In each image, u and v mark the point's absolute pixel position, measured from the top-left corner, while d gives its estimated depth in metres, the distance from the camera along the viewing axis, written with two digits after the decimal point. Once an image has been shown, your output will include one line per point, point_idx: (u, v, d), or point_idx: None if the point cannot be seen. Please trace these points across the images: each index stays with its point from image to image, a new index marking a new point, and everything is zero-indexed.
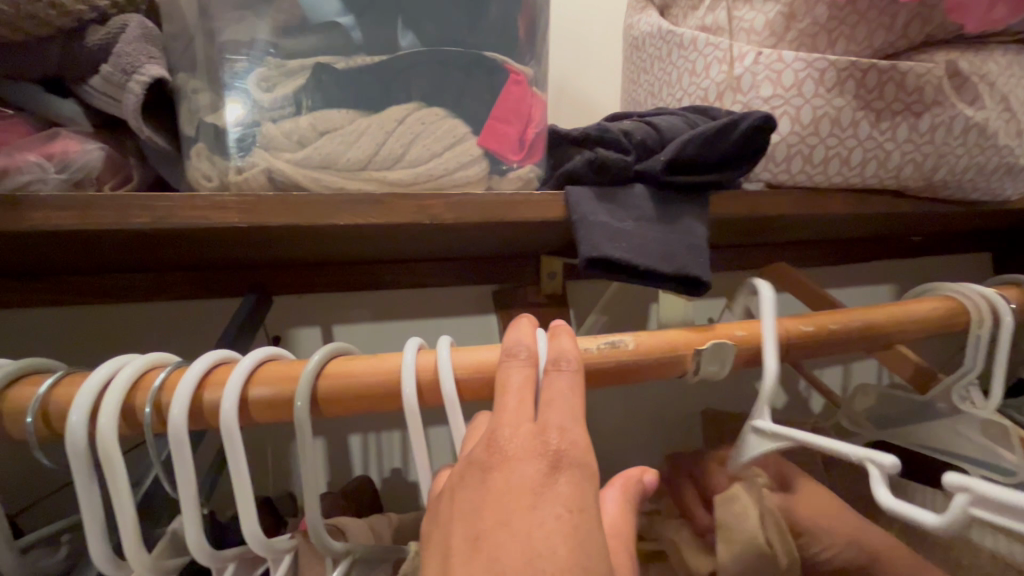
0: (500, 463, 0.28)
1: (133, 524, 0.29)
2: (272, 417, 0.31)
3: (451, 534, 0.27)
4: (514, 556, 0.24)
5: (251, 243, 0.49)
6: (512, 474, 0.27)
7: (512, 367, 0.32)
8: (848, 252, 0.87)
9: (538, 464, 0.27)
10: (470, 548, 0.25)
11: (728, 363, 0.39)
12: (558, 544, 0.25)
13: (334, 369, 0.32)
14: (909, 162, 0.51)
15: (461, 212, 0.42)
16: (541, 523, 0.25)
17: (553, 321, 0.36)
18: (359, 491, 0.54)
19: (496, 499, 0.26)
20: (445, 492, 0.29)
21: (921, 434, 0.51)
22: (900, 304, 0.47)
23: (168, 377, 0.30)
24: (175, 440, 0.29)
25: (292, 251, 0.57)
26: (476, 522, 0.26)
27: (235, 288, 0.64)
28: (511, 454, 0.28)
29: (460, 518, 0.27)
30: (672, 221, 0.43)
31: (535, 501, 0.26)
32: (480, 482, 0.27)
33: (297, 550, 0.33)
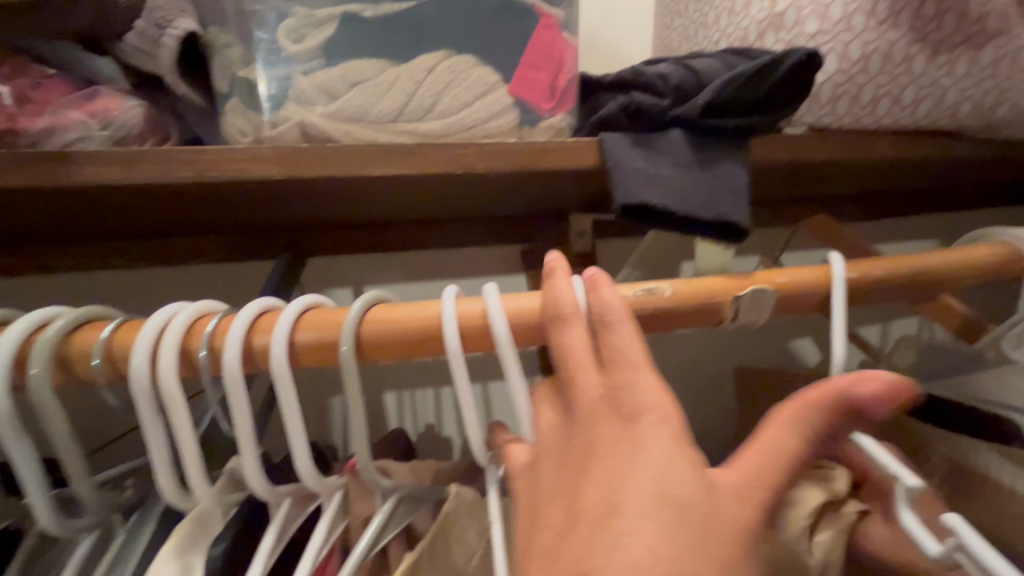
0: (582, 425, 0.29)
1: (198, 458, 0.30)
2: (319, 361, 0.32)
3: (545, 494, 0.28)
4: (595, 497, 0.25)
5: (286, 202, 0.50)
6: (591, 432, 0.28)
7: (566, 330, 0.32)
8: (892, 205, 0.83)
9: (611, 415, 0.28)
10: (557, 500, 0.27)
11: (768, 311, 0.38)
12: (639, 481, 0.24)
13: (375, 316, 0.33)
14: (966, 100, 0.48)
15: (494, 161, 0.41)
16: (618, 465, 0.25)
17: (589, 269, 0.34)
18: (399, 442, 0.56)
19: (579, 456, 0.28)
20: (540, 461, 0.30)
21: (967, 385, 0.49)
22: (952, 250, 0.46)
23: (219, 324, 0.31)
24: (232, 382, 0.30)
25: (324, 212, 0.58)
26: (565, 477, 0.28)
27: (270, 250, 0.65)
28: (587, 415, 0.29)
29: (551, 478, 0.29)
30: (709, 166, 0.42)
31: (612, 449, 0.26)
32: (567, 446, 0.29)
33: (347, 488, 0.35)
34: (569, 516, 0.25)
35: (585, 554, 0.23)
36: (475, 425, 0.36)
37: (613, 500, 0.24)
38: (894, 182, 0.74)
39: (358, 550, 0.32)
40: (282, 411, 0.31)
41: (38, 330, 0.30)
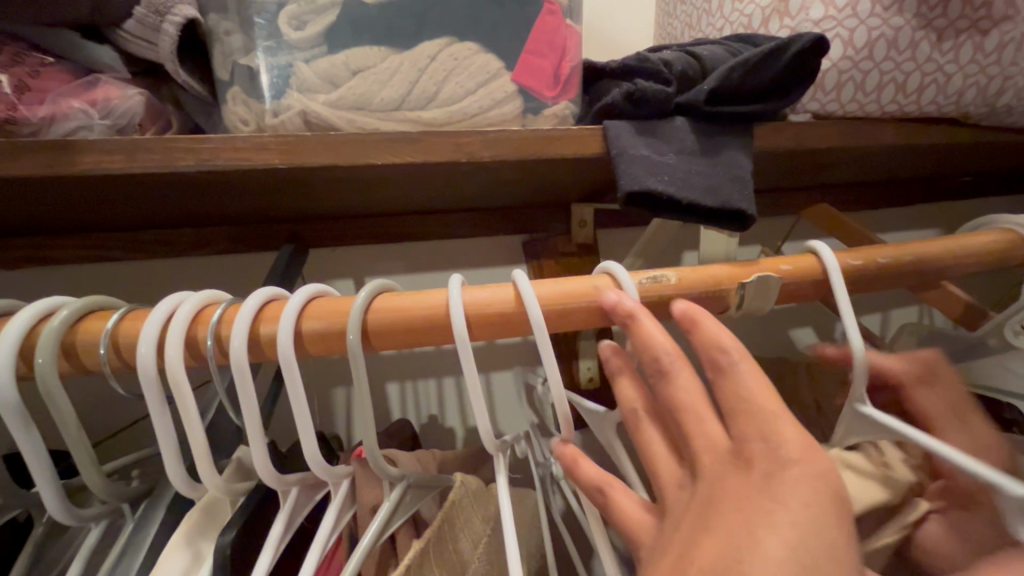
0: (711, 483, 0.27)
1: (206, 448, 0.30)
2: (325, 350, 0.32)
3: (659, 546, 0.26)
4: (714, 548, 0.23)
5: (288, 192, 0.50)
6: (722, 487, 0.26)
7: (678, 378, 0.31)
8: (893, 194, 0.83)
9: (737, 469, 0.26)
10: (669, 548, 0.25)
11: (773, 298, 0.39)
12: (772, 539, 0.22)
13: (382, 304, 0.33)
14: (971, 86, 0.47)
15: (498, 149, 0.41)
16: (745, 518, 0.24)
17: (676, 304, 0.32)
18: (403, 432, 0.56)
19: (704, 511, 0.26)
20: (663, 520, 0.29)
21: (968, 372, 0.49)
22: (955, 238, 0.45)
23: (225, 312, 0.31)
24: (237, 371, 0.30)
25: (326, 203, 0.58)
26: (682, 525, 0.26)
27: (272, 241, 0.65)
28: (720, 471, 0.27)
29: (669, 532, 0.26)
30: (714, 153, 0.42)
31: (739, 501, 0.25)
32: (693, 501, 0.27)
33: (355, 475, 0.35)
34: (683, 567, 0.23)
35: None
36: (482, 413, 0.36)
37: (738, 554, 0.22)
38: (895, 170, 0.74)
39: (364, 541, 0.32)
40: (290, 400, 0.31)
41: (43, 320, 0.29)
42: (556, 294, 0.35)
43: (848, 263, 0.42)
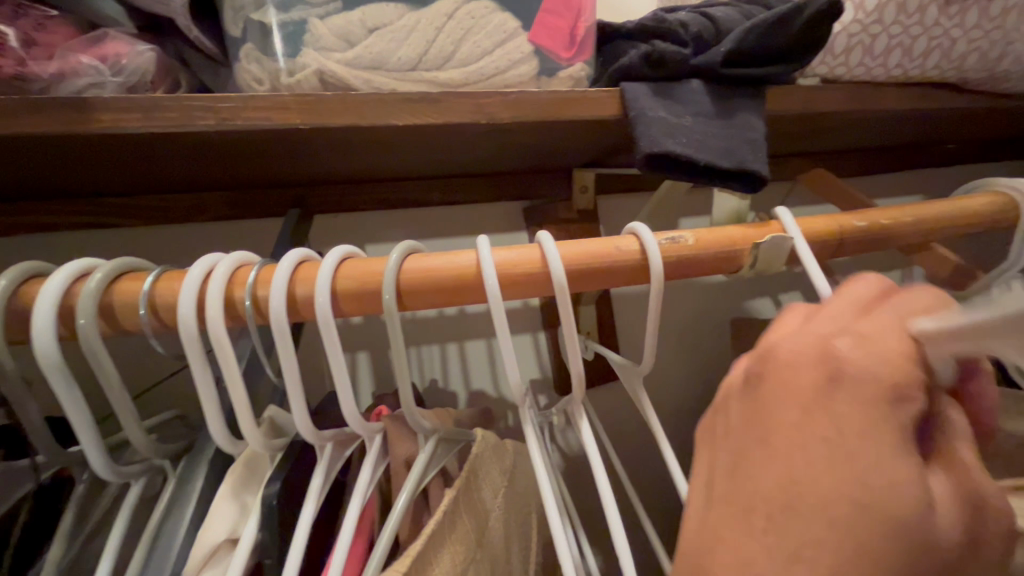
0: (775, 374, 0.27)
1: (248, 407, 0.31)
2: (360, 309, 0.33)
3: (716, 456, 0.29)
4: (770, 479, 0.25)
5: (296, 155, 0.49)
6: (783, 391, 0.26)
7: (859, 286, 0.30)
8: (883, 160, 0.84)
9: (818, 370, 0.26)
10: (729, 464, 0.27)
11: (784, 258, 0.40)
12: (817, 457, 0.24)
13: (413, 265, 0.33)
14: (974, 51, 0.49)
15: (517, 111, 0.41)
16: (811, 451, 0.24)
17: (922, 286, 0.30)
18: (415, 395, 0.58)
19: (759, 417, 0.27)
20: (723, 413, 0.30)
21: None
22: (954, 200, 0.48)
23: (260, 273, 0.31)
24: (279, 330, 0.30)
25: (332, 167, 0.57)
26: (740, 432, 0.28)
27: (274, 207, 0.64)
28: (787, 368, 0.27)
29: (731, 432, 0.28)
30: (729, 116, 0.42)
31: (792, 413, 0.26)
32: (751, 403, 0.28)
33: (386, 432, 0.36)
34: (737, 500, 0.26)
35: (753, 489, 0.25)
36: (512, 370, 0.37)
37: (772, 464, 0.25)
38: (887, 137, 0.76)
39: (403, 497, 0.33)
40: (328, 359, 0.32)
41: (77, 281, 0.29)
42: (581, 254, 0.36)
43: (854, 225, 0.43)
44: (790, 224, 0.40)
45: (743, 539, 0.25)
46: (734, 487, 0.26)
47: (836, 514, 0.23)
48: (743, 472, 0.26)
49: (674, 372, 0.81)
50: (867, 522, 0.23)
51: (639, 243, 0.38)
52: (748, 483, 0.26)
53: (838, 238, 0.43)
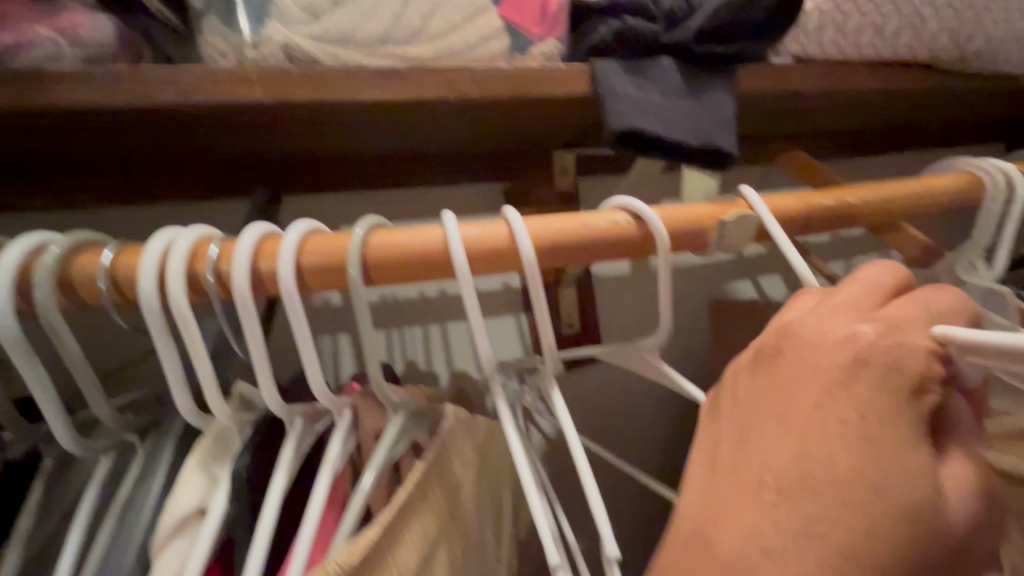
0: (794, 354, 0.28)
1: (214, 381, 0.31)
2: (327, 285, 0.33)
3: (721, 431, 0.29)
4: (782, 456, 0.26)
5: (267, 132, 0.48)
6: (804, 373, 0.27)
7: (875, 271, 0.30)
8: (863, 143, 0.85)
9: (845, 351, 0.26)
10: (736, 441, 0.28)
11: (751, 235, 0.41)
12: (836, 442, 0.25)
13: (379, 240, 0.34)
14: (944, 31, 0.49)
15: (487, 88, 0.41)
16: (829, 432, 0.25)
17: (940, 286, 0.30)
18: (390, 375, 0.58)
19: (777, 396, 0.27)
20: (728, 387, 0.30)
21: None
22: (920, 179, 0.48)
23: (222, 248, 0.31)
24: (243, 304, 0.30)
25: (306, 146, 0.56)
26: (753, 409, 0.28)
27: (244, 186, 0.63)
28: (811, 349, 0.27)
29: (740, 409, 0.28)
30: (699, 94, 0.42)
31: (811, 395, 0.26)
32: (767, 382, 0.28)
33: (355, 407, 0.36)
34: (741, 469, 0.26)
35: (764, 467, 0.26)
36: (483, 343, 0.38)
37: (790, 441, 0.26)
38: (866, 119, 0.76)
39: (373, 467, 0.34)
40: (294, 333, 0.32)
41: (34, 256, 0.29)
42: (550, 231, 0.37)
43: (821, 203, 0.43)
44: (755, 201, 0.40)
45: (745, 507, 0.25)
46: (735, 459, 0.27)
47: (839, 494, 0.24)
48: (747, 443, 0.27)
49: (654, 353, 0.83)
50: (876, 505, 0.24)
51: (607, 220, 0.38)
52: (754, 456, 0.26)
53: (804, 216, 0.43)
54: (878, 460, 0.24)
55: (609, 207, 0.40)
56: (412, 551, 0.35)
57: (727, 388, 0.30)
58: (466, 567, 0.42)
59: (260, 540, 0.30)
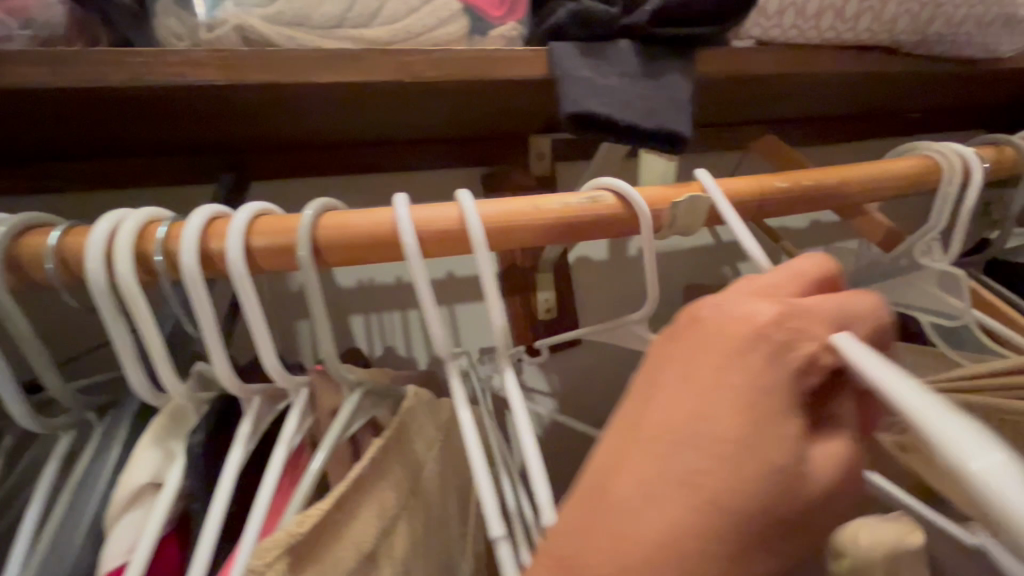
0: (723, 321, 0.26)
1: (165, 358, 0.32)
2: (279, 265, 0.34)
3: (640, 409, 0.26)
4: (701, 437, 0.24)
5: (233, 116, 0.49)
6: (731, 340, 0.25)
7: (802, 264, 0.31)
8: (842, 128, 0.85)
9: (770, 326, 0.25)
10: (658, 423, 0.25)
11: (704, 218, 0.41)
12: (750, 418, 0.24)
13: (330, 221, 0.34)
14: (905, 14, 0.49)
15: (444, 71, 0.41)
16: (748, 407, 0.24)
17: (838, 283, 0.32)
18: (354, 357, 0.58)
19: (702, 367, 0.25)
20: (651, 361, 0.27)
21: (893, 291, 0.54)
22: (878, 163, 0.49)
23: (171, 228, 0.32)
24: (191, 282, 0.31)
25: (275, 130, 0.56)
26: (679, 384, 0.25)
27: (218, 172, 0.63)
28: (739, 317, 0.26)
29: (664, 383, 0.26)
30: (655, 76, 0.43)
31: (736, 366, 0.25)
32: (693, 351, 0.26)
33: (313, 386, 0.37)
34: (646, 430, 0.25)
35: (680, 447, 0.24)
36: (437, 327, 0.39)
37: (707, 417, 0.24)
38: (841, 103, 0.76)
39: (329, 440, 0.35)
40: (245, 311, 0.33)
41: None
42: (502, 213, 0.37)
43: (775, 186, 0.44)
44: (708, 183, 0.41)
45: (643, 468, 0.24)
46: (638, 420, 0.25)
47: (745, 477, 0.23)
48: (654, 404, 0.25)
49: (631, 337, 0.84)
50: (772, 488, 0.23)
51: (562, 203, 0.38)
52: (665, 414, 0.25)
53: (760, 198, 0.44)
54: (786, 426, 0.24)
55: (594, 185, 0.41)
56: (368, 524, 0.36)
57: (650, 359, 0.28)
58: (427, 541, 0.43)
59: (214, 512, 0.31)
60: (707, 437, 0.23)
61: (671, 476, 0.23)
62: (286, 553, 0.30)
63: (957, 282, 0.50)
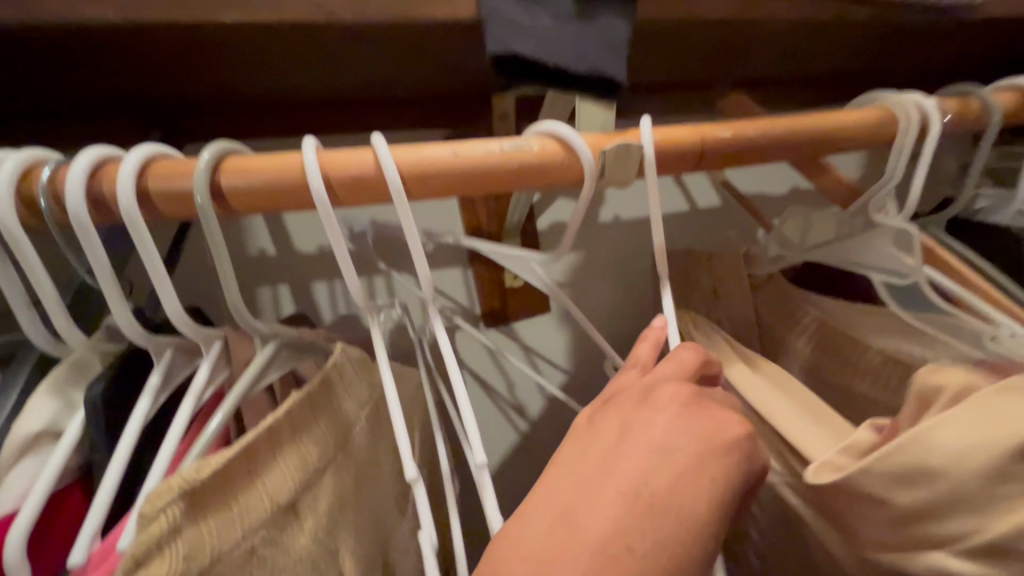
0: (686, 403, 0.29)
1: (60, 306, 0.31)
2: (179, 211, 0.33)
3: (612, 463, 0.26)
4: (677, 507, 0.25)
5: (158, 50, 0.45)
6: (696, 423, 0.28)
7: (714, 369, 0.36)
8: (830, 91, 0.80)
9: (724, 418, 0.29)
10: (634, 481, 0.25)
11: (635, 167, 0.40)
12: (710, 495, 0.26)
13: (231, 165, 0.33)
14: None
15: (362, 10, 0.39)
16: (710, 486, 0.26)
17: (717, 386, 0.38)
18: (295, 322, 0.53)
19: (672, 437, 0.27)
20: (622, 421, 0.28)
21: (851, 248, 0.52)
22: (829, 113, 0.47)
23: (54, 171, 0.31)
24: (79, 226, 0.30)
25: (211, 77, 0.53)
26: (655, 447, 0.26)
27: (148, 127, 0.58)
28: (696, 406, 0.29)
29: (635, 442, 0.27)
30: (590, 18, 0.40)
31: (700, 443, 0.27)
32: (665, 419, 0.28)
33: (227, 338, 0.37)
34: (613, 476, 0.25)
35: (659, 509, 0.24)
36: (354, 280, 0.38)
37: (679, 485, 0.25)
38: (824, 60, 0.72)
39: (240, 387, 0.34)
40: (142, 257, 0.32)
41: None
42: (421, 160, 0.35)
43: (717, 134, 0.42)
44: (644, 132, 0.39)
45: (612, 508, 0.24)
46: (608, 470, 0.26)
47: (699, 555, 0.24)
48: (627, 459, 0.26)
49: (600, 305, 0.83)
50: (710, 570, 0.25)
51: (484, 149, 0.37)
52: (639, 468, 0.25)
53: (699, 148, 0.42)
54: (727, 509, 0.26)
55: (533, 133, 0.39)
56: (284, 475, 0.35)
57: (618, 421, 0.28)
58: (355, 495, 0.43)
59: (116, 463, 0.30)
60: (678, 507, 0.25)
61: (643, 529, 0.23)
62: (182, 498, 0.28)
63: (911, 238, 0.48)
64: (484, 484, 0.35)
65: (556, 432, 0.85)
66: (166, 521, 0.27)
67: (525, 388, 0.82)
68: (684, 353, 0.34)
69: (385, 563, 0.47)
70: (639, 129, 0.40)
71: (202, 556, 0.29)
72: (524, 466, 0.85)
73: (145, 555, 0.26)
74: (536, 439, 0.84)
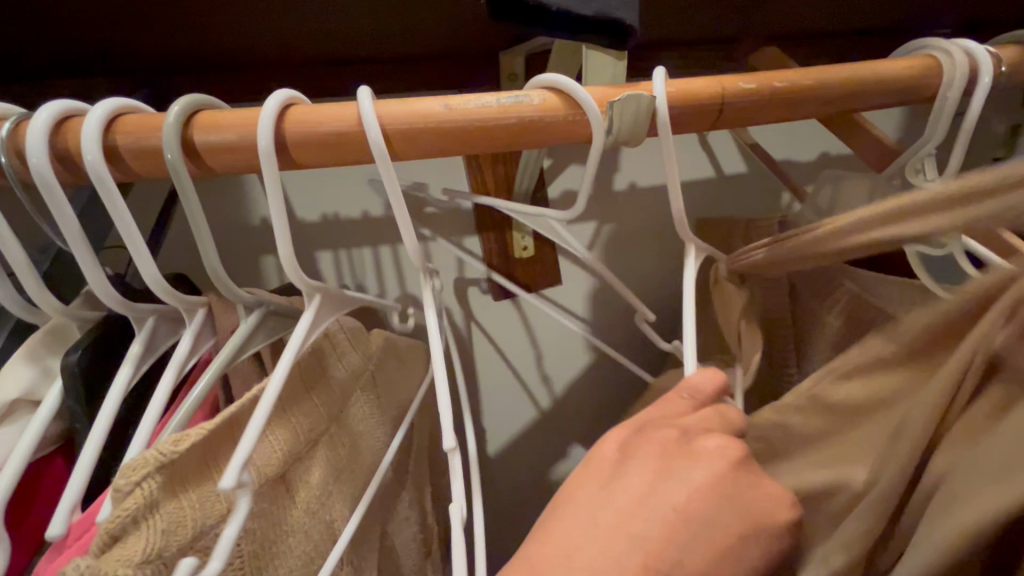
0: (706, 463, 0.27)
1: (34, 276, 0.30)
2: (151, 170, 0.31)
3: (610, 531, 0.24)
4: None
5: None
6: (713, 489, 0.26)
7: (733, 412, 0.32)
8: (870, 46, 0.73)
9: (744, 485, 0.27)
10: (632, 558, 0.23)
11: (647, 122, 0.36)
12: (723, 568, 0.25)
13: (203, 120, 0.31)
14: None
15: None
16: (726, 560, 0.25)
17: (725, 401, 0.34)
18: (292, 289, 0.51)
19: (694, 506, 0.25)
20: (632, 476, 0.26)
21: None
22: (867, 62, 0.42)
23: (15, 127, 0.29)
24: (43, 186, 0.28)
25: (200, 25, 0.50)
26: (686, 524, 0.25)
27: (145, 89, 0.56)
28: (715, 465, 0.27)
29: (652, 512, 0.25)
30: None
31: (723, 518, 0.26)
32: (682, 481, 0.26)
33: (211, 306, 0.35)
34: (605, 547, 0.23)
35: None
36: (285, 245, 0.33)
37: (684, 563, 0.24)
38: (867, 12, 0.66)
39: (221, 355, 0.33)
40: (113, 219, 0.30)
41: None
42: (406, 113, 0.32)
43: (739, 85, 0.38)
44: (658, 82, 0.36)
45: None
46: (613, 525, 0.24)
47: None
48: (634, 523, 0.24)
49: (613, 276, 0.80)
50: None
51: (479, 102, 0.33)
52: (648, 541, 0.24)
53: (718, 102, 0.38)
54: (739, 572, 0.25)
55: (532, 86, 0.36)
56: (275, 446, 0.33)
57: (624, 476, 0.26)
58: (351, 467, 0.41)
59: (97, 430, 0.29)
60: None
61: None
62: (160, 472, 0.26)
63: None
64: (454, 466, 0.35)
65: (560, 405, 0.84)
66: (143, 495, 0.25)
67: (531, 361, 0.80)
68: (704, 396, 0.33)
69: (383, 528, 0.47)
70: (652, 81, 0.36)
71: (185, 532, 0.27)
72: (528, 439, 0.84)
73: (121, 529, 0.25)
74: (542, 411, 0.83)
